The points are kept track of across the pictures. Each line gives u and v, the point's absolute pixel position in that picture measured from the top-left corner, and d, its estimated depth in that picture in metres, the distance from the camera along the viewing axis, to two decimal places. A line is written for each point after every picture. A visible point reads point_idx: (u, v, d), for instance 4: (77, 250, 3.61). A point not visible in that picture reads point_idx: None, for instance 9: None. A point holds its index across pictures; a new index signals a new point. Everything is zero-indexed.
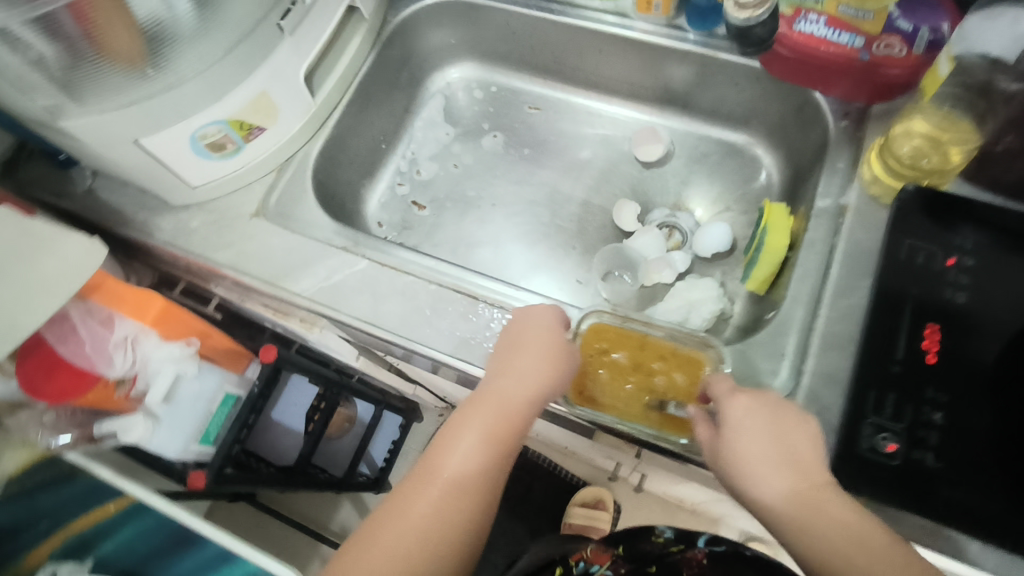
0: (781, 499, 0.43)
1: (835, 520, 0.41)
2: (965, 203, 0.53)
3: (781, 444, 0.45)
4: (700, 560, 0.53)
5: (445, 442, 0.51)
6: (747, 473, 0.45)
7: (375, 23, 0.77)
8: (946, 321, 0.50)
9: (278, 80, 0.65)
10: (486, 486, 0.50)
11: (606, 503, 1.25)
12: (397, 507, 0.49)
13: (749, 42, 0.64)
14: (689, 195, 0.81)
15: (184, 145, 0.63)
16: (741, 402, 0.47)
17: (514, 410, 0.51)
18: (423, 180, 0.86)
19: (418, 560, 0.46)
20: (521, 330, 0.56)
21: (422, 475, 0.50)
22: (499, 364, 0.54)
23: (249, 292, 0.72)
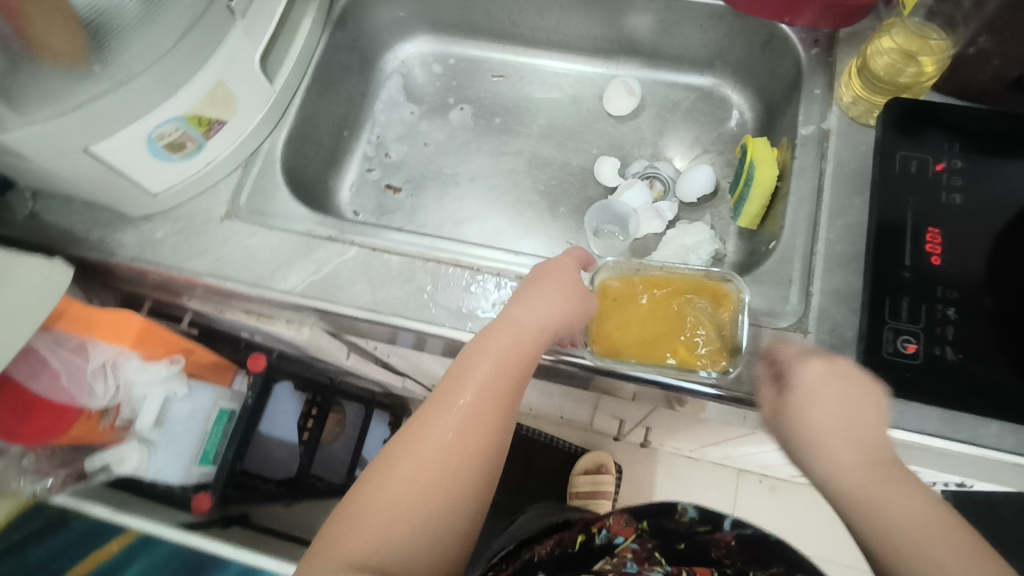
0: (848, 471, 0.43)
1: (900, 493, 0.40)
2: (943, 112, 0.56)
3: (850, 412, 0.45)
4: (727, 544, 0.57)
5: (460, 369, 0.51)
6: (815, 445, 0.45)
7: (324, 1, 0.73)
8: (945, 222, 0.52)
9: (234, 67, 0.61)
10: (502, 415, 0.50)
11: (608, 466, 1.26)
12: (414, 433, 0.48)
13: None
14: (666, 144, 0.81)
15: (140, 148, 0.58)
16: (815, 367, 0.47)
17: (529, 339, 0.52)
18: (394, 162, 0.83)
19: (437, 483, 0.46)
20: (542, 272, 0.57)
21: (438, 401, 0.50)
22: (516, 301, 0.55)
23: (230, 299, 0.68)
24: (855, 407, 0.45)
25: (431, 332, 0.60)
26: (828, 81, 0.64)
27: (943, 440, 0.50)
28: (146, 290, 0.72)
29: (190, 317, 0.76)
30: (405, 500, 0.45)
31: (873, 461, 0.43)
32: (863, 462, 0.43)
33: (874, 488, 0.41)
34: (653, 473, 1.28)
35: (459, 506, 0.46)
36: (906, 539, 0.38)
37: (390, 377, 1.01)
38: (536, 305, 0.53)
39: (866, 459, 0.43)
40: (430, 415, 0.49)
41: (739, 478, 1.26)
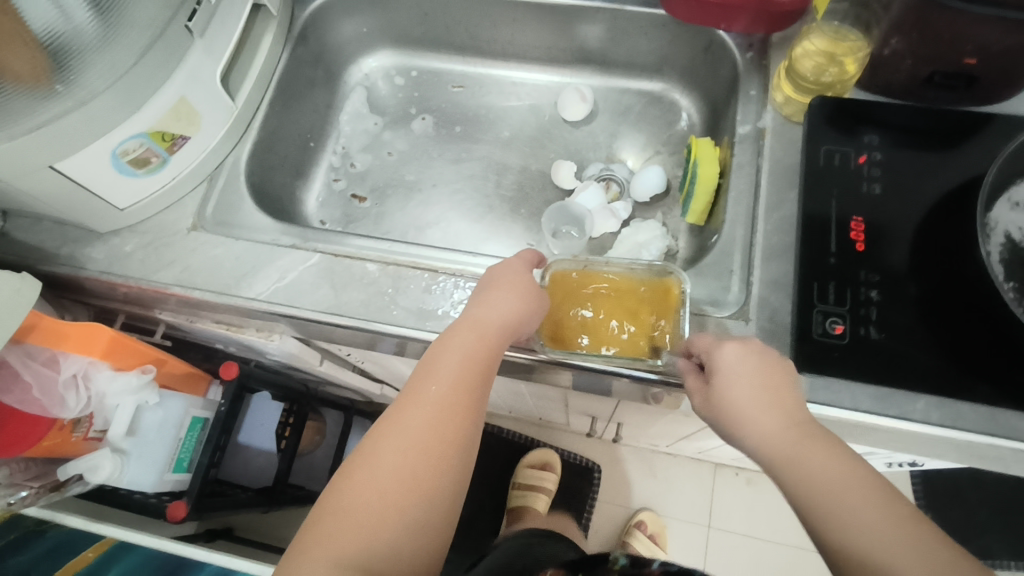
0: (775, 439, 0.47)
1: (823, 454, 0.45)
2: (864, 110, 0.60)
3: (770, 389, 0.49)
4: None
5: (429, 367, 0.54)
6: (744, 420, 0.48)
7: (284, 19, 0.76)
8: (867, 209, 0.56)
9: (195, 84, 0.63)
10: (473, 403, 0.53)
11: (553, 464, 1.27)
12: (392, 426, 0.52)
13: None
14: (620, 147, 0.84)
15: (105, 164, 0.60)
16: (732, 350, 0.50)
17: (494, 335, 0.55)
18: (359, 172, 0.86)
19: (420, 472, 0.50)
20: (500, 272, 0.59)
21: (410, 397, 0.53)
22: (477, 299, 0.57)
23: (199, 308, 0.70)
24: (772, 384, 0.49)
25: (392, 332, 0.63)
26: (762, 82, 0.68)
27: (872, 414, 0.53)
28: (118, 303, 0.74)
29: (164, 329, 0.79)
30: (391, 492, 0.49)
31: (796, 428, 0.47)
32: (789, 429, 0.47)
33: (800, 452, 0.45)
34: (630, 470, 1.31)
35: (442, 491, 0.50)
36: (828, 494, 0.43)
37: (364, 382, 1.03)
38: (497, 302, 0.56)
39: (790, 427, 0.47)
40: (405, 411, 0.52)
41: (714, 472, 1.29)
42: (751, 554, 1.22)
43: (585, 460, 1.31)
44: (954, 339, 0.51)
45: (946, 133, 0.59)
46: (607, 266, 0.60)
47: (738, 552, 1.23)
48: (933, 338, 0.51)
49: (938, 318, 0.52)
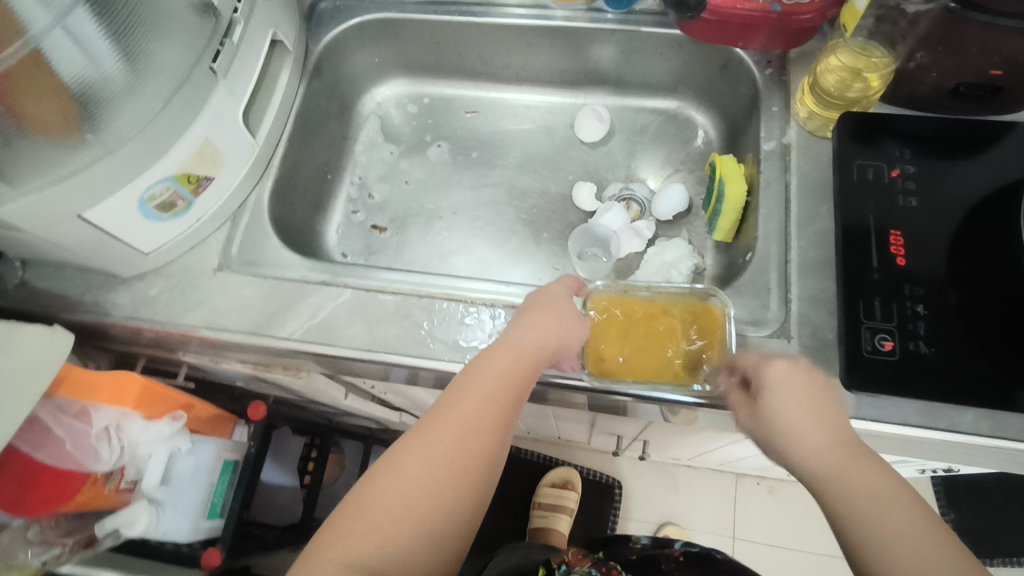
0: (815, 454, 0.47)
1: (861, 472, 0.45)
2: (892, 123, 0.61)
3: (813, 406, 0.49)
4: (677, 559, 0.64)
5: (464, 382, 0.54)
6: (786, 433, 0.49)
7: (300, 53, 0.76)
8: (904, 224, 0.57)
9: (219, 125, 0.63)
10: (502, 425, 0.53)
11: (575, 483, 1.25)
12: (420, 438, 0.52)
13: (686, 8, 0.68)
14: (638, 166, 0.84)
15: (131, 210, 0.59)
16: (778, 366, 0.51)
17: (532, 359, 0.54)
18: (377, 202, 0.85)
19: (441, 487, 0.50)
20: (543, 295, 0.59)
21: (441, 411, 0.52)
22: (520, 321, 0.56)
23: (227, 350, 0.68)
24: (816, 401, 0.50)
25: (430, 366, 0.62)
26: (784, 98, 0.69)
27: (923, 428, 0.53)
28: (141, 347, 0.72)
29: (186, 371, 0.78)
30: (409, 503, 0.49)
31: (839, 445, 0.47)
32: (831, 446, 0.47)
33: (840, 469, 0.46)
34: (652, 485, 1.30)
35: (458, 507, 0.50)
36: (863, 509, 0.43)
37: (385, 413, 1.02)
38: (540, 327, 0.55)
39: (833, 443, 0.47)
40: (434, 423, 0.52)
41: (736, 483, 1.28)
42: (779, 564, 1.22)
43: (605, 475, 1.30)
44: (1003, 350, 0.52)
45: (976, 141, 0.60)
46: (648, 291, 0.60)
47: (765, 563, 1.22)
48: (982, 351, 0.52)
49: (985, 330, 0.52)
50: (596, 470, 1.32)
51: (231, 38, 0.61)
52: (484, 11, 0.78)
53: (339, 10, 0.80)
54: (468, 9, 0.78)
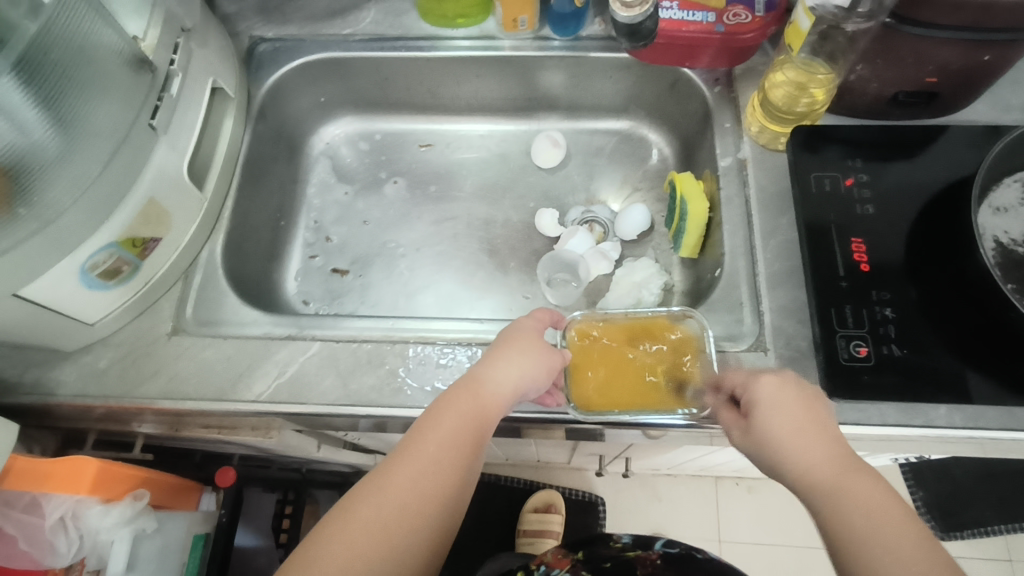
0: (816, 468, 0.46)
1: (862, 486, 0.44)
2: (840, 133, 0.63)
3: (809, 419, 0.48)
4: (654, 562, 0.62)
5: (423, 423, 0.52)
6: (783, 445, 0.48)
7: (242, 99, 0.73)
8: (864, 230, 0.59)
9: (164, 183, 0.59)
10: (461, 467, 0.50)
11: (557, 505, 1.22)
12: (377, 482, 0.49)
13: (639, 37, 0.66)
14: (598, 187, 0.85)
15: (70, 282, 0.55)
16: (769, 381, 0.50)
17: (494, 397, 0.53)
18: (336, 245, 0.82)
19: (394, 534, 0.47)
20: (509, 331, 0.58)
21: (401, 452, 0.50)
22: (485, 358, 0.55)
23: (188, 418, 0.64)
24: (813, 413, 0.49)
25: (410, 415, 0.60)
26: (734, 115, 0.70)
27: (903, 427, 0.54)
28: (92, 423, 0.67)
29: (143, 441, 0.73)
30: (358, 548, 0.46)
31: (840, 458, 0.46)
32: (830, 459, 0.46)
33: (840, 484, 0.45)
34: (634, 498, 1.30)
35: (406, 557, 0.47)
36: (865, 525, 0.42)
37: (360, 458, 0.98)
38: (505, 363, 0.54)
39: (833, 457, 0.46)
40: (392, 464, 0.50)
41: (717, 486, 1.29)
42: (765, 561, 1.23)
43: (587, 494, 1.29)
44: (969, 345, 0.54)
45: (917, 143, 0.63)
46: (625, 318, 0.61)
47: (752, 562, 1.24)
48: (951, 347, 0.54)
49: (950, 327, 0.54)
50: (578, 489, 1.30)
51: (169, 92, 0.59)
52: (431, 45, 0.77)
53: (280, 52, 0.78)
54: (414, 44, 0.77)
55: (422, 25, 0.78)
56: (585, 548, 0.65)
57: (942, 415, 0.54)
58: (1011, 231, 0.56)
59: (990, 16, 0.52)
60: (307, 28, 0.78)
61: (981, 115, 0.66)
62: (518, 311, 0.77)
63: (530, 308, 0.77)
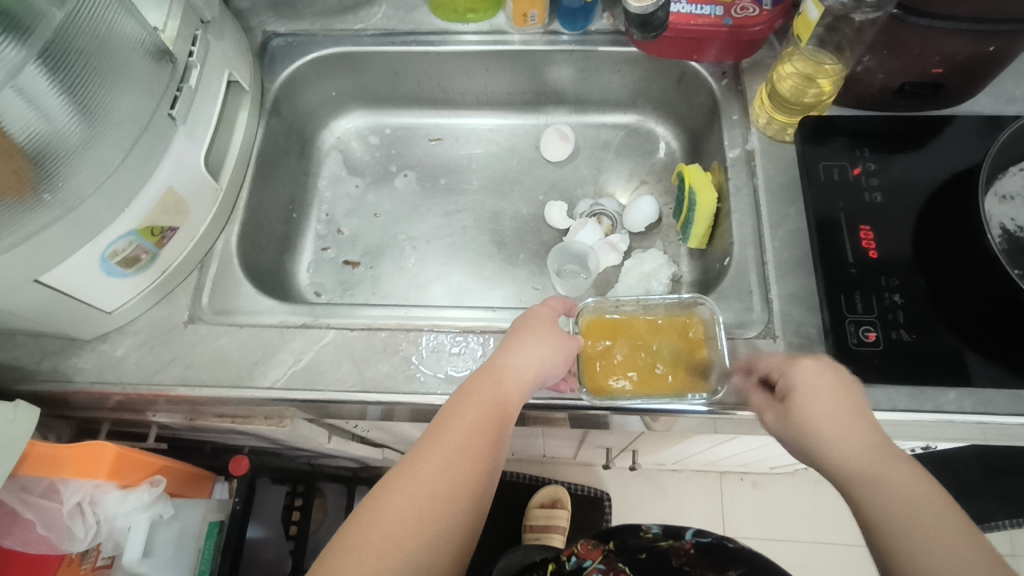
0: (853, 456, 0.47)
1: (901, 474, 0.45)
2: (847, 124, 0.64)
3: (843, 404, 0.49)
4: (688, 551, 0.63)
5: (449, 412, 0.53)
6: (820, 432, 0.48)
7: (256, 92, 0.74)
8: (873, 218, 0.60)
9: (182, 173, 0.61)
10: (488, 452, 0.51)
11: (562, 501, 1.22)
12: (407, 469, 0.50)
13: (651, 28, 0.66)
14: (606, 180, 0.86)
15: (90, 269, 0.56)
16: (807, 366, 0.51)
17: (515, 383, 0.53)
18: (347, 237, 0.83)
19: (427, 519, 0.48)
20: (524, 318, 0.59)
21: (430, 439, 0.51)
22: (504, 345, 0.56)
23: (204, 406, 0.65)
24: (850, 400, 0.49)
25: (424, 401, 0.60)
26: (741, 107, 0.71)
27: (912, 411, 0.55)
28: (108, 412, 0.68)
29: (156, 431, 0.73)
30: (393, 534, 0.47)
31: (875, 445, 0.47)
32: (867, 447, 0.47)
33: (878, 472, 0.45)
34: (641, 494, 1.30)
35: (441, 541, 0.47)
36: (906, 513, 0.43)
37: (370, 451, 0.98)
38: (524, 350, 0.55)
39: (869, 444, 0.47)
40: (421, 453, 0.50)
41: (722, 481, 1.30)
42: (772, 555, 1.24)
43: (593, 489, 1.29)
44: (977, 329, 0.55)
45: (922, 134, 0.64)
46: (640, 304, 0.61)
47: None
48: (958, 331, 0.55)
49: (956, 312, 0.55)
50: (584, 484, 1.30)
51: (188, 83, 0.61)
52: (441, 40, 0.78)
53: (293, 47, 0.79)
54: (425, 38, 0.78)
55: (433, 19, 0.79)
56: (619, 540, 0.67)
57: (949, 399, 0.55)
58: (1018, 219, 0.57)
59: (993, 7, 0.53)
60: (319, 23, 0.79)
61: (985, 107, 0.67)
62: (528, 302, 0.77)
63: (540, 298, 0.78)
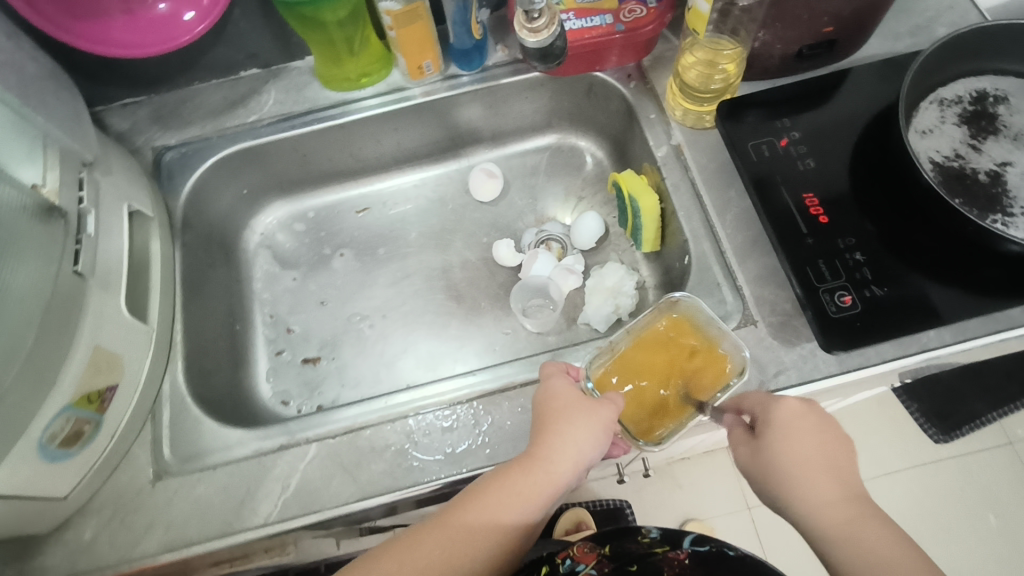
0: (827, 510, 0.46)
1: (874, 533, 0.44)
2: (761, 99, 0.65)
3: (822, 447, 0.49)
4: (682, 562, 0.58)
5: (469, 493, 0.53)
6: (792, 481, 0.48)
7: (163, 215, 0.69)
8: (813, 184, 0.61)
9: (105, 327, 0.56)
10: (498, 543, 0.51)
11: (587, 520, 1.17)
12: (412, 544, 0.51)
13: (551, 57, 0.63)
14: (544, 205, 0.85)
15: (28, 464, 0.50)
16: (790, 405, 0.51)
17: (548, 474, 0.52)
18: (299, 334, 0.78)
19: None
20: (556, 390, 0.56)
21: (446, 517, 0.52)
22: (542, 431, 0.54)
23: (197, 563, 0.59)
24: (830, 446, 0.49)
25: (431, 489, 0.57)
26: (656, 104, 0.71)
27: (900, 358, 0.55)
28: None
29: None
30: None
31: (849, 501, 0.47)
32: (842, 501, 0.47)
33: (854, 530, 0.45)
34: (658, 492, 1.27)
35: None
36: (873, 573, 0.42)
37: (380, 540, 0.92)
38: (561, 439, 0.53)
39: (842, 498, 0.47)
40: (427, 534, 0.51)
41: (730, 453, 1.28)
42: None
43: (613, 500, 1.24)
44: (936, 267, 0.56)
45: (831, 91, 0.65)
46: (627, 333, 0.59)
47: None
48: (922, 272, 0.56)
49: (914, 255, 0.57)
50: (602, 498, 1.25)
51: (87, 232, 0.56)
52: (342, 111, 0.75)
53: (189, 156, 0.74)
54: (325, 113, 0.75)
55: (327, 93, 0.76)
56: (615, 543, 0.62)
57: (929, 337, 0.56)
58: (942, 149, 0.58)
59: None
60: (210, 125, 0.75)
61: (877, 48, 0.69)
62: (503, 348, 0.75)
63: (514, 342, 0.75)
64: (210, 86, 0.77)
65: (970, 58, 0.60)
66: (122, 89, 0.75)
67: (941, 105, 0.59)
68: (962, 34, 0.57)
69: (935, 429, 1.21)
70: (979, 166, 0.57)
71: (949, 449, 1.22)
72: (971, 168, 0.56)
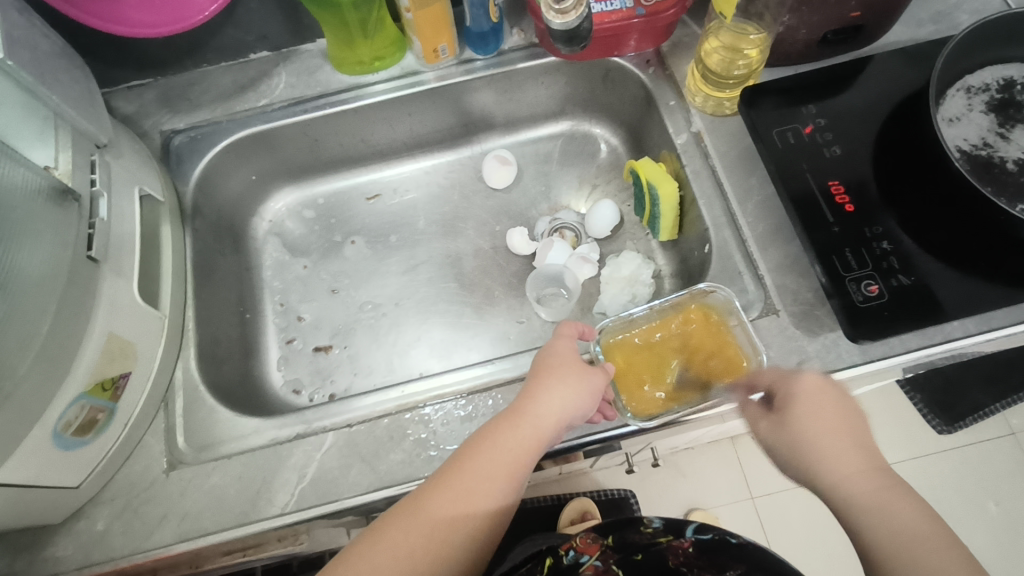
0: (853, 481, 0.46)
1: (901, 502, 0.44)
2: (785, 86, 0.64)
3: (843, 421, 0.49)
4: (687, 551, 0.55)
5: (465, 450, 0.51)
6: (818, 453, 0.48)
7: (172, 199, 0.67)
8: (839, 172, 0.60)
9: (118, 314, 0.55)
10: (491, 496, 0.50)
11: (593, 510, 1.15)
12: (408, 507, 0.49)
13: (578, 40, 0.62)
14: (558, 194, 0.84)
15: (42, 452, 0.49)
16: (809, 380, 0.50)
17: (539, 428, 0.52)
18: (310, 322, 0.77)
19: (421, 558, 0.48)
20: (552, 351, 0.56)
21: (442, 477, 0.50)
22: (531, 386, 0.54)
23: (211, 553, 0.58)
24: (853, 422, 0.49)
25: None
26: (676, 91, 0.71)
27: (924, 347, 0.55)
28: None
29: None
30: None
31: (877, 473, 0.47)
32: (869, 472, 0.47)
33: (881, 500, 0.45)
34: (662, 482, 1.27)
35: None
36: (906, 547, 0.42)
37: None
38: (544, 395, 0.53)
39: (870, 469, 0.47)
40: (424, 496, 0.49)
41: (735, 444, 1.28)
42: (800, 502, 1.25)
43: (618, 490, 1.23)
44: (965, 258, 0.56)
45: (856, 78, 0.64)
46: (648, 313, 0.59)
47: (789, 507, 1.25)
48: (952, 265, 0.55)
49: (944, 247, 0.56)
50: (608, 488, 1.23)
51: (100, 216, 0.56)
52: (354, 96, 0.74)
53: (198, 140, 0.72)
54: (337, 97, 0.74)
55: (340, 76, 0.74)
56: (617, 534, 0.58)
57: (953, 327, 0.56)
58: (970, 137, 0.57)
59: None
60: (220, 109, 0.73)
61: (900, 36, 0.68)
62: (518, 338, 0.74)
63: (528, 331, 0.75)
64: (218, 68, 0.75)
65: (999, 46, 0.59)
66: (128, 71, 0.73)
67: (968, 93, 0.59)
68: (992, 20, 0.56)
69: (938, 420, 1.22)
70: (1007, 155, 0.56)
71: (952, 440, 1.22)
72: (1000, 157, 0.56)
